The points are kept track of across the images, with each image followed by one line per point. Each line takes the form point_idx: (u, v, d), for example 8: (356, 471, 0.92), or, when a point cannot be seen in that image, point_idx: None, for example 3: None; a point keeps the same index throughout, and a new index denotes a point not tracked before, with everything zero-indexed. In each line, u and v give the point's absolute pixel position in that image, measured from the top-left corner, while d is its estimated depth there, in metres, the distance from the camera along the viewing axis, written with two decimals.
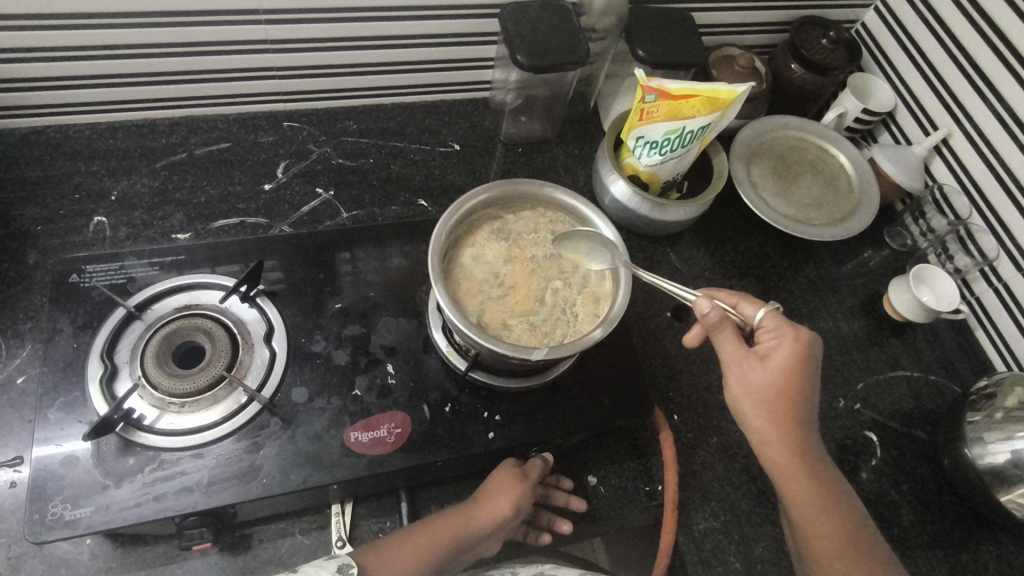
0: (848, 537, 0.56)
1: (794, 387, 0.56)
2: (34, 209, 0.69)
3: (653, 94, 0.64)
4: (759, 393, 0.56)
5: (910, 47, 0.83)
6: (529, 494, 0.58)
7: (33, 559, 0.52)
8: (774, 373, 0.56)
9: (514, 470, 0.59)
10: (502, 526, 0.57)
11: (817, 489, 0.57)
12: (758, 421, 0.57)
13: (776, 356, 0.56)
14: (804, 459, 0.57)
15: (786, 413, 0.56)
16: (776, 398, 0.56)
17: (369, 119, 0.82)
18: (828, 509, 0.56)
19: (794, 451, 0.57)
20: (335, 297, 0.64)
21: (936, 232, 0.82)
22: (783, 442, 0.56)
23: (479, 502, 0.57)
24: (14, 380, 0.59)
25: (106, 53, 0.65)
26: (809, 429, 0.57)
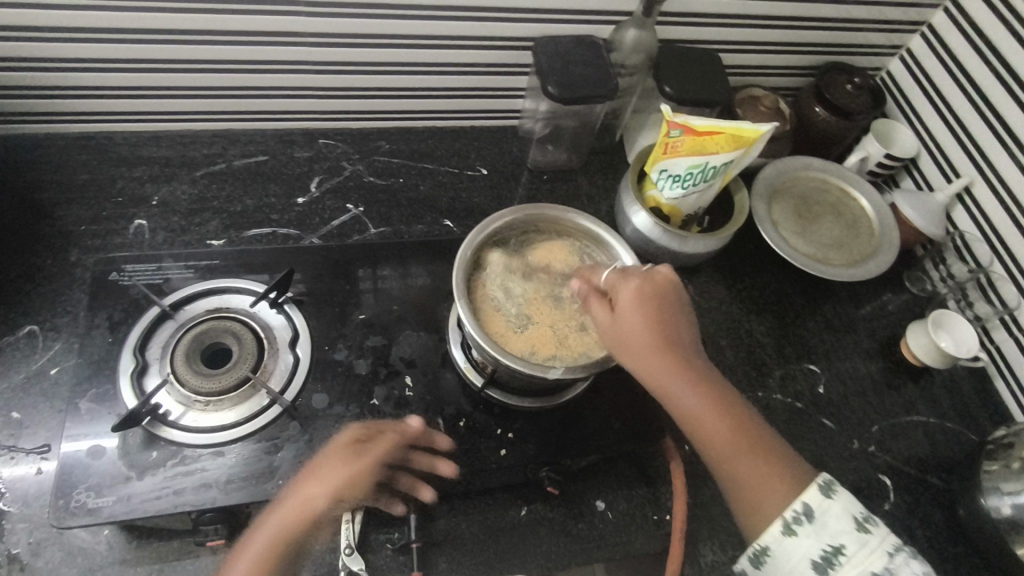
0: (754, 443, 0.52)
1: (657, 307, 0.55)
2: (78, 210, 0.73)
3: (679, 129, 0.65)
4: (632, 339, 0.54)
5: (933, 95, 0.84)
6: (358, 480, 0.54)
7: (53, 546, 0.54)
8: (635, 303, 0.55)
9: (343, 451, 0.55)
10: (329, 517, 0.53)
11: (710, 403, 0.53)
12: (632, 349, 0.54)
13: (632, 296, 0.55)
14: (686, 372, 0.53)
15: (657, 336, 0.54)
16: (648, 340, 0.54)
17: (401, 140, 0.85)
18: (727, 423, 0.52)
19: (676, 369, 0.53)
20: (359, 309, 0.66)
21: (956, 279, 0.82)
22: (659, 368, 0.53)
23: (297, 499, 0.53)
24: (48, 371, 0.62)
25: (158, 66, 0.69)
26: (678, 340, 0.55)
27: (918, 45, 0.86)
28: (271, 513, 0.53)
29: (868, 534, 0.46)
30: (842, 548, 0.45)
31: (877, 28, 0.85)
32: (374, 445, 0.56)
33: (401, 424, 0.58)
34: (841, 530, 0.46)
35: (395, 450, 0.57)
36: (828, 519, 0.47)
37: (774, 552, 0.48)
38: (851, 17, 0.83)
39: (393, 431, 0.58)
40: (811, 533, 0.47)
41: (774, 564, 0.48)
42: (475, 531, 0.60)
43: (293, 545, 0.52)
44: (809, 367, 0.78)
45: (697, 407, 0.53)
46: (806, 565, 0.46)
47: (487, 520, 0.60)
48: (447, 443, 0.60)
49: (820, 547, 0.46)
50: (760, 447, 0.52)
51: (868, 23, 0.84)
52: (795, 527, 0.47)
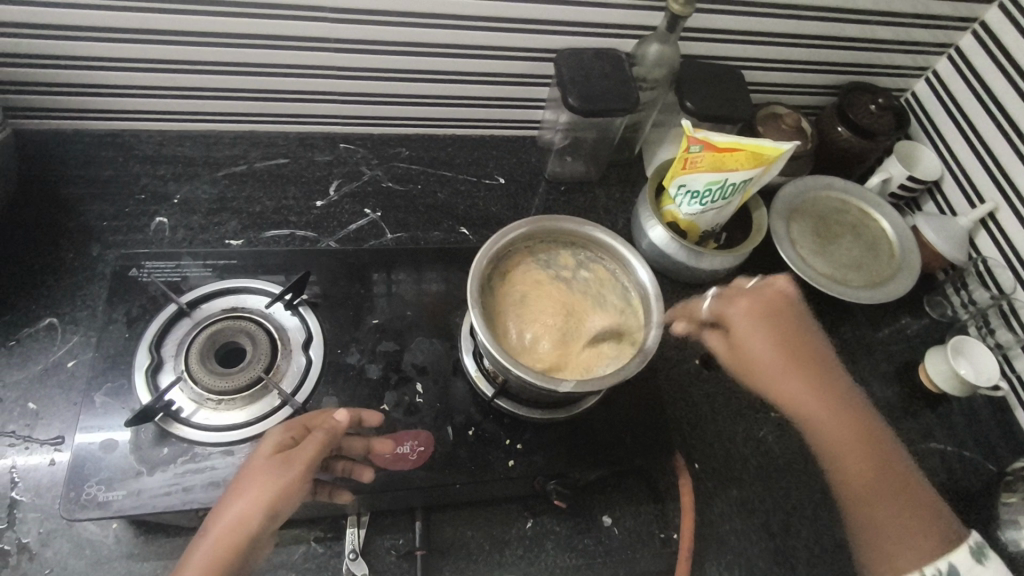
0: (875, 465, 0.59)
1: (784, 332, 0.64)
2: (101, 205, 0.74)
3: (699, 145, 0.66)
4: (761, 363, 0.63)
5: (959, 118, 0.83)
6: (290, 490, 0.48)
7: (61, 537, 0.54)
8: (759, 326, 0.64)
9: (270, 461, 0.50)
10: (267, 534, 0.48)
11: (839, 426, 0.61)
12: (762, 371, 0.63)
13: (749, 320, 0.64)
14: (815, 393, 0.62)
15: (778, 357, 0.63)
16: (776, 363, 0.63)
17: (420, 147, 0.86)
18: (850, 444, 0.60)
19: (805, 390, 0.62)
20: (372, 313, 0.66)
21: (977, 305, 0.81)
22: (784, 387, 0.62)
23: (226, 520, 0.47)
24: (66, 363, 0.63)
25: (187, 68, 0.70)
26: (809, 367, 0.63)
27: (944, 67, 0.85)
28: (199, 541, 0.47)
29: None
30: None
31: (903, 49, 0.84)
32: (300, 449, 0.50)
33: (330, 421, 0.53)
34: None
35: (326, 449, 0.52)
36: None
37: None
38: (877, 37, 0.82)
39: (321, 430, 0.52)
40: None
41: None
42: (480, 541, 0.60)
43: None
44: None
45: (829, 427, 0.61)
46: None
47: (494, 531, 0.61)
48: (376, 419, 0.58)
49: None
50: (897, 475, 0.59)
51: (894, 44, 0.83)
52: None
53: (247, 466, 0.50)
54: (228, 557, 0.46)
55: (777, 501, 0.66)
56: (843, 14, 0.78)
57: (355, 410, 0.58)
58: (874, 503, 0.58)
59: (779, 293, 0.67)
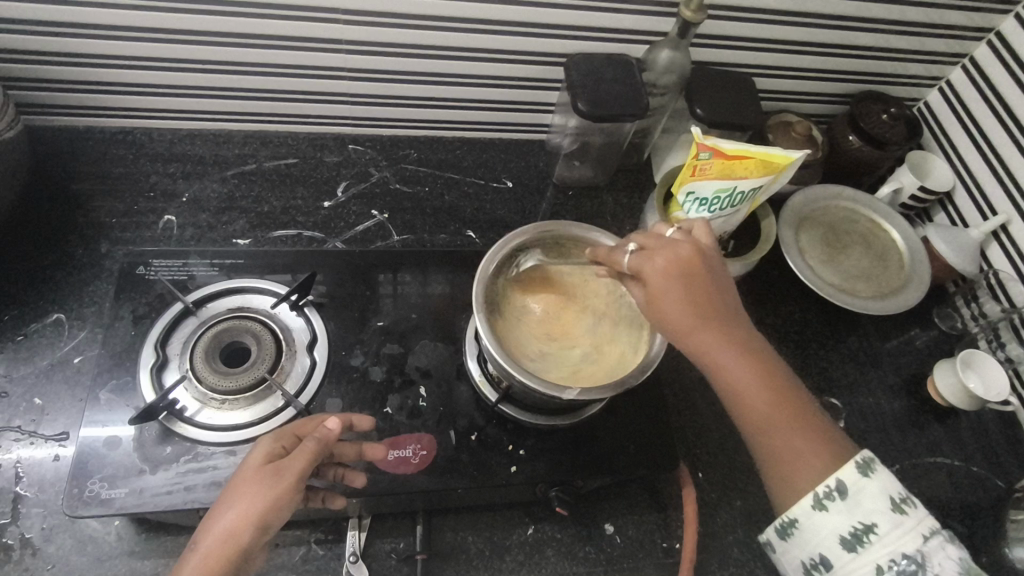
0: (785, 414, 0.50)
1: (700, 279, 0.53)
2: (111, 202, 0.74)
3: (708, 152, 0.64)
4: (670, 313, 0.52)
5: (972, 129, 0.82)
6: (280, 503, 0.48)
7: (64, 533, 0.54)
8: (670, 272, 0.53)
9: (260, 472, 0.49)
10: (260, 544, 0.48)
11: (739, 367, 0.51)
12: (666, 316, 0.52)
13: (657, 262, 0.53)
14: (722, 340, 0.51)
15: (690, 309, 0.52)
16: (686, 311, 0.52)
17: (429, 149, 0.86)
18: (759, 389, 0.50)
19: (715, 342, 0.52)
20: (377, 315, 0.66)
21: (988, 318, 0.81)
22: (698, 336, 0.52)
23: (218, 532, 0.47)
24: (72, 359, 0.63)
25: (198, 67, 0.71)
26: (717, 313, 0.52)
27: (958, 77, 0.85)
28: (191, 552, 0.47)
29: (904, 515, 0.45)
30: (874, 527, 0.45)
31: (916, 58, 0.83)
32: (290, 460, 0.49)
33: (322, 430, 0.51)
34: (876, 510, 0.46)
35: (317, 460, 0.50)
36: (861, 498, 0.46)
37: (802, 524, 0.48)
38: (890, 46, 0.81)
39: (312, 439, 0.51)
40: (842, 510, 0.46)
41: (801, 536, 0.48)
42: (481, 547, 0.60)
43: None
44: (830, 401, 0.76)
45: (733, 376, 0.51)
46: (835, 540, 0.46)
47: (494, 537, 0.60)
48: (367, 424, 0.56)
49: (851, 524, 0.46)
50: (804, 422, 0.50)
51: (907, 53, 0.83)
52: (826, 501, 0.47)
53: (238, 476, 0.50)
54: (218, 570, 0.46)
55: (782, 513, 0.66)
56: (856, 23, 0.77)
57: (345, 415, 0.56)
58: (775, 441, 0.50)
59: (702, 240, 0.56)
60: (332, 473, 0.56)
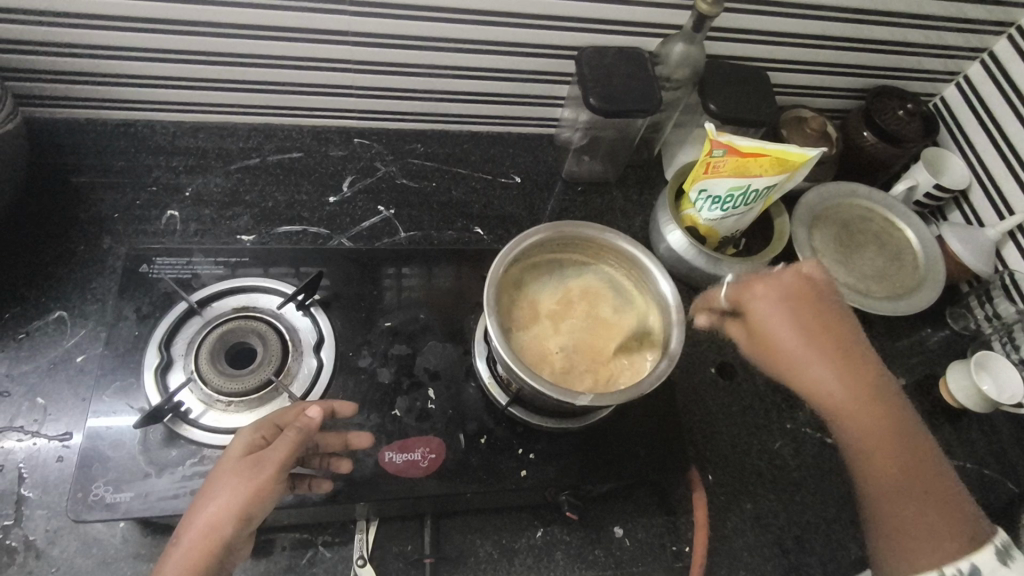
0: (902, 454, 0.53)
1: (814, 318, 0.58)
2: (113, 196, 0.73)
3: (722, 149, 0.63)
4: (789, 349, 0.57)
5: (991, 127, 0.81)
6: (261, 494, 0.47)
7: (69, 535, 0.54)
8: (785, 309, 0.58)
9: (242, 463, 0.48)
10: (244, 534, 0.47)
11: (861, 408, 0.55)
12: (780, 352, 0.57)
13: (770, 301, 0.58)
14: (839, 376, 0.56)
15: (800, 352, 0.57)
16: (813, 344, 0.57)
17: (435, 143, 0.84)
18: (878, 431, 0.54)
19: (835, 378, 0.55)
20: (385, 315, 0.65)
21: (1002, 319, 0.79)
22: (821, 370, 0.56)
23: (200, 526, 0.46)
24: (74, 358, 0.62)
25: (200, 58, 0.69)
26: (835, 351, 0.57)
27: (976, 72, 0.83)
28: (174, 548, 0.46)
29: None
30: None
31: (934, 53, 0.81)
32: (272, 451, 0.49)
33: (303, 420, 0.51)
34: None
35: (298, 450, 0.50)
36: None
37: None
38: (907, 41, 0.79)
39: (292, 429, 0.50)
40: None
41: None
42: (490, 551, 0.59)
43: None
44: None
45: (854, 413, 0.55)
46: None
47: (503, 540, 0.60)
48: (349, 410, 0.56)
49: None
50: (921, 470, 0.53)
51: (924, 48, 0.81)
52: None
53: (221, 469, 0.49)
54: (202, 565, 0.45)
55: (792, 517, 0.65)
56: (873, 17, 0.76)
57: (327, 403, 0.56)
58: (891, 494, 0.53)
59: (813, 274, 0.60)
60: (315, 462, 0.56)
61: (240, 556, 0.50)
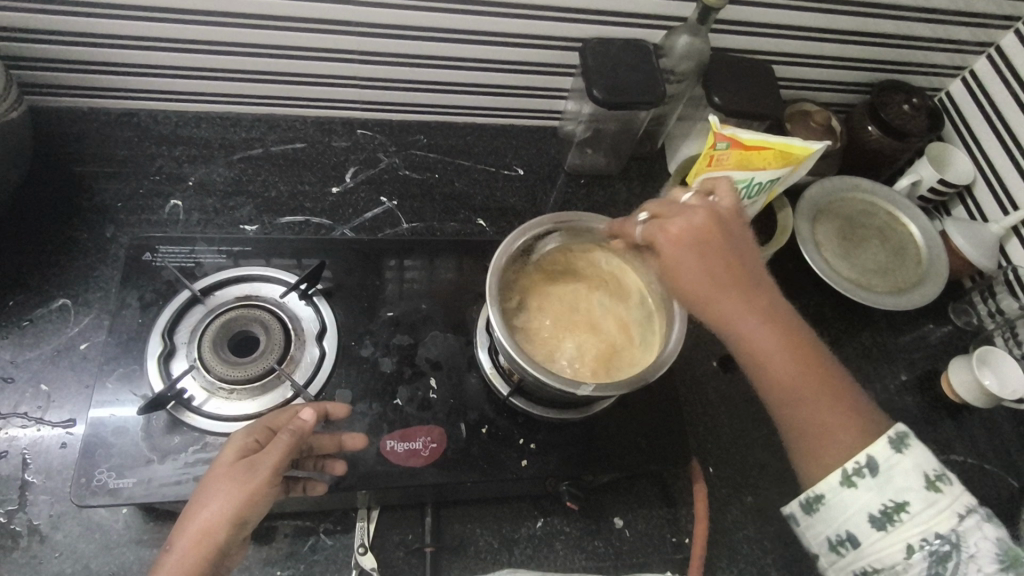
0: (808, 376, 0.51)
1: (723, 251, 0.52)
2: (116, 185, 0.73)
3: (726, 142, 0.61)
4: (692, 280, 0.52)
5: (997, 123, 0.80)
6: (255, 499, 0.47)
7: (72, 520, 0.54)
8: (690, 242, 0.52)
9: (236, 467, 0.48)
10: (238, 538, 0.47)
11: (766, 335, 0.51)
12: (683, 282, 0.52)
13: (676, 232, 0.53)
14: (743, 305, 0.51)
15: (712, 285, 0.52)
16: (716, 273, 0.52)
17: (439, 135, 0.84)
18: (782, 355, 0.51)
19: (739, 309, 0.51)
20: (387, 305, 0.65)
21: (1005, 315, 0.78)
22: (725, 301, 0.51)
23: (191, 533, 0.46)
24: (78, 345, 0.62)
25: (205, 47, 0.69)
26: (741, 282, 0.52)
27: (982, 67, 0.82)
28: (167, 553, 0.46)
29: (939, 494, 0.45)
30: (906, 506, 0.45)
31: (940, 47, 0.81)
32: (265, 455, 0.48)
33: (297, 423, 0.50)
34: (906, 486, 0.46)
35: (293, 453, 0.49)
36: (893, 474, 0.46)
37: (830, 501, 0.48)
38: (913, 35, 0.79)
39: (286, 431, 0.49)
40: (874, 487, 0.46)
41: (827, 513, 0.48)
42: (491, 540, 0.59)
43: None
44: None
45: (758, 342, 0.51)
46: (863, 517, 0.46)
47: (503, 530, 0.60)
48: (342, 412, 0.56)
49: (882, 502, 0.46)
50: (830, 391, 0.51)
51: (930, 42, 0.80)
52: (855, 477, 0.47)
53: (214, 472, 0.49)
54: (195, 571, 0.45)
55: None
56: (879, 10, 0.75)
57: (321, 405, 0.55)
58: (801, 415, 0.50)
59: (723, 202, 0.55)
60: (310, 465, 0.54)
61: (235, 557, 0.50)
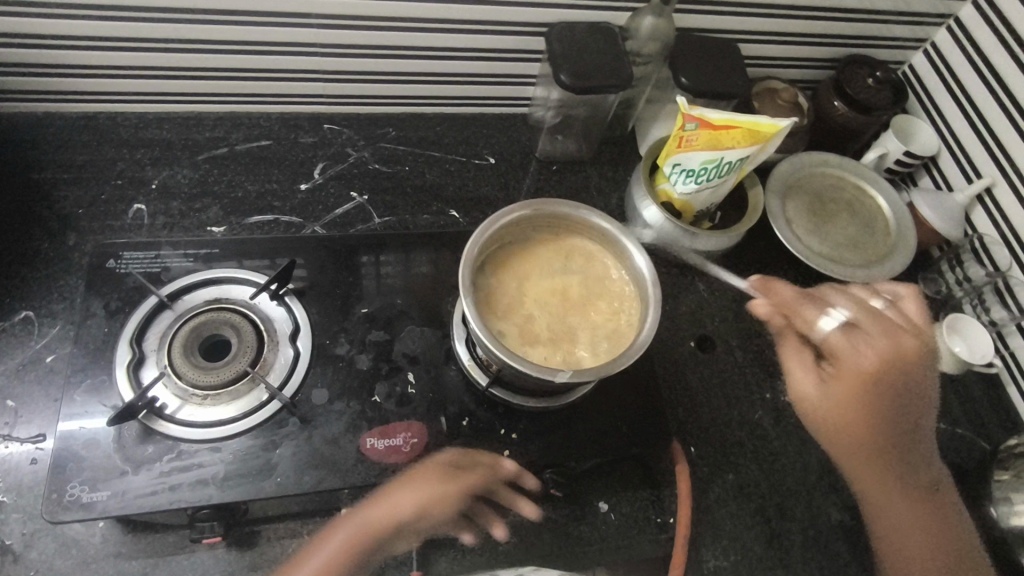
0: (918, 515, 0.60)
1: (883, 381, 0.60)
2: (76, 192, 0.71)
3: (694, 123, 0.63)
4: (829, 400, 0.63)
5: (958, 92, 0.81)
6: (432, 507, 0.55)
7: (46, 537, 0.53)
8: (852, 361, 0.61)
9: (433, 475, 0.56)
10: (404, 535, 0.55)
11: (892, 468, 0.61)
12: (823, 398, 0.63)
13: (841, 352, 0.62)
14: (881, 437, 0.61)
15: (859, 405, 0.61)
16: (863, 403, 0.61)
17: (408, 127, 0.83)
18: (900, 488, 0.61)
19: (868, 439, 0.61)
20: (361, 302, 0.64)
21: (972, 282, 0.80)
22: (862, 429, 0.61)
23: (378, 509, 0.55)
24: (44, 358, 0.61)
25: (162, 46, 0.67)
26: (892, 418, 0.61)
27: (943, 38, 0.83)
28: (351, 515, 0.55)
29: None
30: None
31: (901, 20, 0.82)
32: (462, 475, 0.57)
33: (496, 463, 0.59)
34: None
35: (480, 485, 0.58)
36: None
37: None
38: (875, 8, 0.80)
39: (487, 463, 0.59)
40: None
41: None
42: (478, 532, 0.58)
43: (366, 552, 0.54)
44: None
45: (881, 473, 0.61)
46: None
47: None
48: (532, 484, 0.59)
49: None
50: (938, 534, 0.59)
51: (892, 15, 0.81)
52: None
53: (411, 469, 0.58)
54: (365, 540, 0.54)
55: (773, 486, 0.66)
56: None
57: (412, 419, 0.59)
58: (895, 541, 0.60)
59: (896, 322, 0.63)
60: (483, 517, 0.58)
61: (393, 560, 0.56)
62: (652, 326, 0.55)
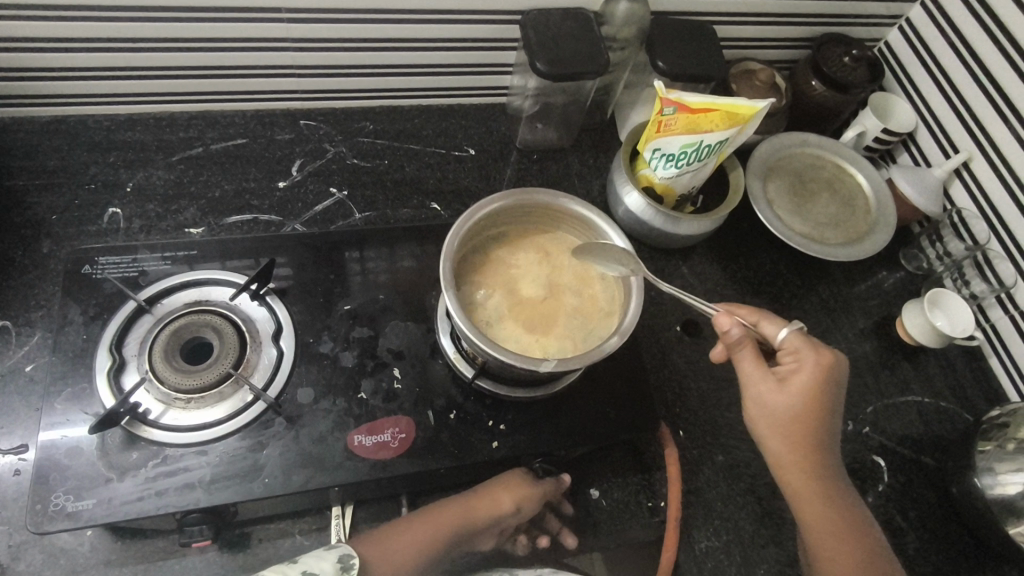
0: (841, 533, 0.55)
1: (810, 400, 0.55)
2: (49, 197, 0.70)
3: (672, 106, 0.63)
4: (778, 415, 0.56)
5: (933, 69, 0.82)
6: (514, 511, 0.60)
7: (33, 549, 0.53)
8: (790, 376, 0.56)
9: (518, 485, 0.61)
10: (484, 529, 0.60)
11: (814, 484, 0.56)
12: (767, 407, 0.56)
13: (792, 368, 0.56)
14: (798, 452, 0.56)
15: (804, 421, 0.55)
16: (793, 421, 0.55)
17: (385, 120, 0.82)
18: (827, 506, 0.56)
19: (795, 454, 0.56)
20: (344, 299, 0.64)
21: (952, 257, 0.81)
22: (793, 441, 0.55)
23: (469, 502, 0.59)
24: (23, 368, 0.60)
25: (128, 45, 0.66)
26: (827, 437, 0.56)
27: (918, 15, 0.83)
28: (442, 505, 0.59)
29: None
30: None
31: None
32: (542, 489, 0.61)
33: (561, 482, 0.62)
34: None
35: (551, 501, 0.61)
36: None
37: None
38: None
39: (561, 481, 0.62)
40: None
41: None
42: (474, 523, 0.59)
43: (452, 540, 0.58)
44: None
45: (803, 484, 0.56)
46: None
47: None
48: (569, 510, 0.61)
49: None
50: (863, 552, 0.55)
51: None
52: None
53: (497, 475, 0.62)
54: (454, 528, 0.58)
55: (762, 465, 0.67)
56: None
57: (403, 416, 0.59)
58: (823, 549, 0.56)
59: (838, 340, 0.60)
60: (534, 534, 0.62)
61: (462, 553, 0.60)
62: (634, 312, 0.54)
